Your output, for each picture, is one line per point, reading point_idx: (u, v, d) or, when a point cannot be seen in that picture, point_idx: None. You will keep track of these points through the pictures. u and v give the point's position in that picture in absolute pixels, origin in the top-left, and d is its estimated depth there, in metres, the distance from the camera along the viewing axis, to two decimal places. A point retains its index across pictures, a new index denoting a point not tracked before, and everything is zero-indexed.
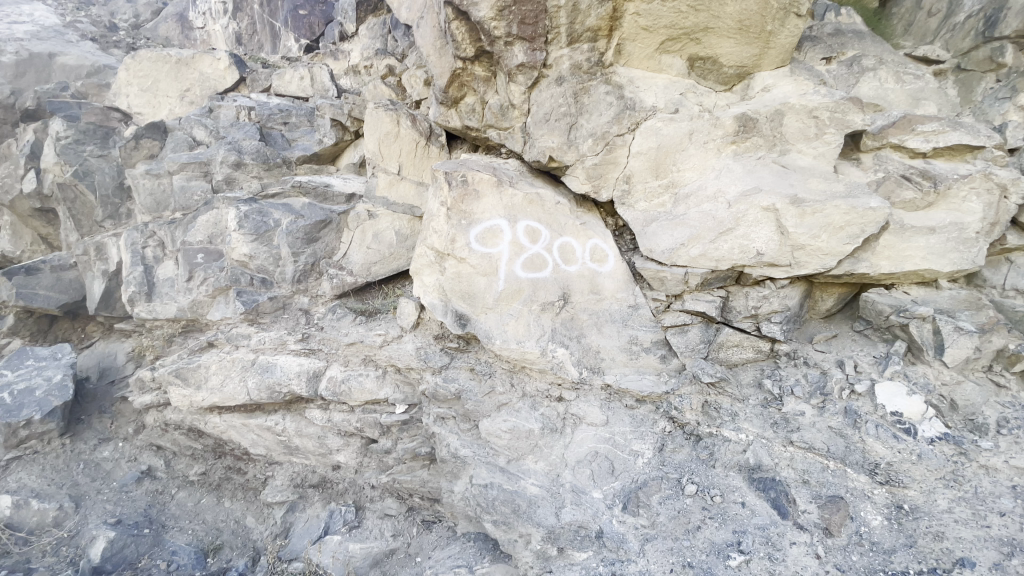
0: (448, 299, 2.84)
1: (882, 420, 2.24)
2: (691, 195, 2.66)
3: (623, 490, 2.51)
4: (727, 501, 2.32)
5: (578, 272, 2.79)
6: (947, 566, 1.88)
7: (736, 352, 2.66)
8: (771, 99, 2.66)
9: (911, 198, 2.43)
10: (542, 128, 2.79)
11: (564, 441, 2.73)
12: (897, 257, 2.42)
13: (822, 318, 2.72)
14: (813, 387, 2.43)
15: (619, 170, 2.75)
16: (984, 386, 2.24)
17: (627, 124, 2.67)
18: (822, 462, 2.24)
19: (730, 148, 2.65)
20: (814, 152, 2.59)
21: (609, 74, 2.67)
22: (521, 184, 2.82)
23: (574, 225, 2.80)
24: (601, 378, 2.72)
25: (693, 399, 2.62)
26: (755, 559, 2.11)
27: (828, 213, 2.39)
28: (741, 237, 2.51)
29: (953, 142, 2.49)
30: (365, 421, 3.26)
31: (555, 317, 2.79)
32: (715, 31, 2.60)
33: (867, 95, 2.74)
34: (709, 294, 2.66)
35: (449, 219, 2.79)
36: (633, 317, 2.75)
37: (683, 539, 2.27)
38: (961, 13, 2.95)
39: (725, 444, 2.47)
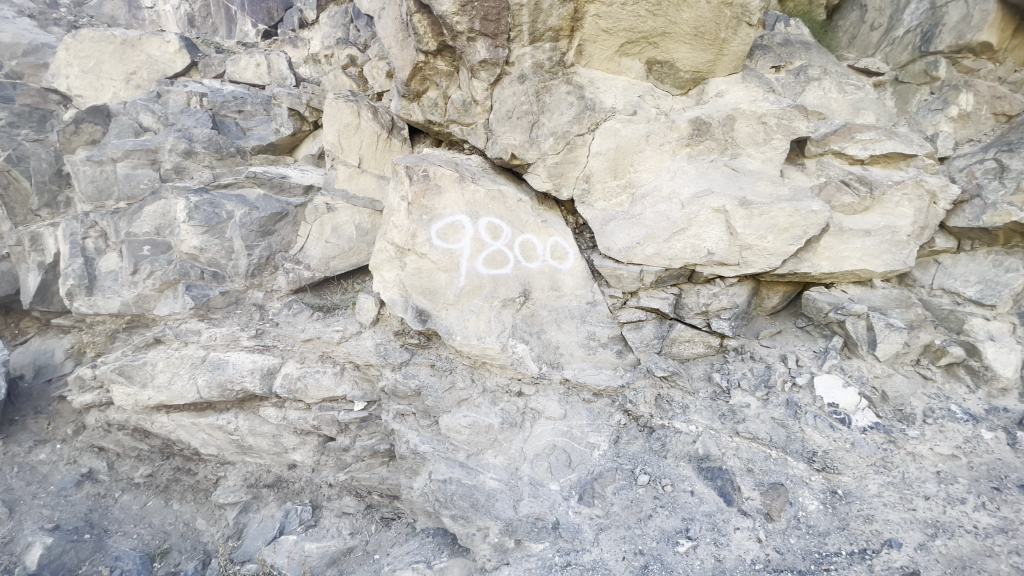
0: (409, 295, 2.81)
1: (820, 411, 2.38)
2: (648, 196, 2.74)
3: (579, 481, 2.59)
4: (678, 490, 2.41)
5: (538, 269, 2.83)
6: (876, 547, 1.98)
7: (688, 347, 2.77)
8: (723, 104, 2.77)
9: (850, 203, 2.57)
10: (504, 126, 2.81)
11: (523, 435, 2.78)
12: (836, 258, 2.58)
13: (768, 315, 2.88)
14: (758, 379, 2.56)
15: (578, 169, 2.80)
16: (913, 379, 2.40)
17: (587, 125, 2.72)
18: (765, 451, 2.36)
19: (684, 151, 2.75)
20: (762, 157, 2.71)
21: (570, 74, 2.71)
22: (483, 181, 2.82)
23: (535, 222, 2.83)
24: (560, 372, 2.77)
25: (647, 392, 2.71)
26: (701, 544, 2.19)
27: (773, 215, 2.51)
28: (693, 237, 2.61)
29: (889, 150, 2.65)
30: (322, 418, 3.21)
31: (516, 313, 2.81)
32: (672, 36, 2.67)
33: (812, 104, 2.89)
34: (663, 291, 2.76)
35: (410, 214, 2.76)
36: (591, 313, 2.81)
37: (635, 527, 2.34)
38: (900, 28, 3.14)
39: (676, 435, 2.57)
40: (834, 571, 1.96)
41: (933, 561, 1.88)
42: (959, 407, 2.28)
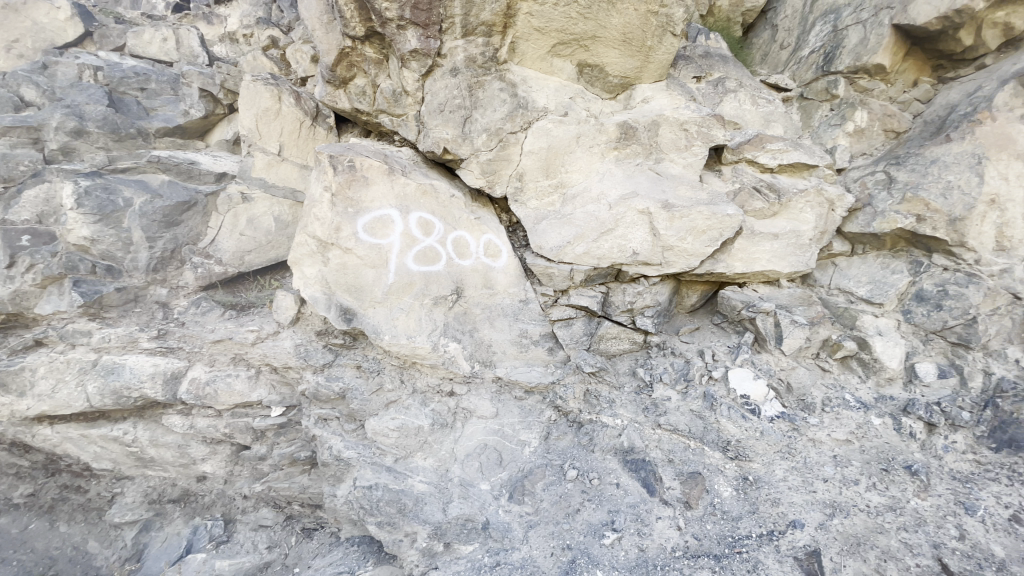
0: (332, 292, 2.65)
1: (733, 402, 2.53)
2: (578, 196, 2.78)
3: (510, 479, 2.58)
4: (604, 483, 2.47)
5: (471, 266, 2.76)
6: (782, 527, 2.13)
7: (614, 343, 2.87)
8: (648, 110, 2.88)
9: (760, 208, 2.77)
10: (436, 119, 2.73)
11: (454, 436, 2.72)
12: (748, 259, 2.76)
13: (687, 312, 3.04)
14: (678, 373, 2.70)
15: (511, 167, 2.78)
16: (813, 371, 2.62)
17: (520, 123, 2.71)
18: (684, 442, 2.48)
19: (613, 153, 2.83)
20: (684, 162, 2.84)
21: (503, 70, 2.68)
22: (413, 174, 2.71)
23: (469, 219, 2.76)
24: (492, 370, 2.76)
25: (576, 388, 2.77)
26: (626, 535, 2.25)
27: (692, 218, 2.65)
28: (620, 237, 2.68)
29: (794, 160, 2.87)
30: (235, 426, 2.97)
31: (448, 311, 2.74)
32: (602, 40, 2.72)
33: (729, 114, 3.07)
34: (592, 290, 2.82)
35: (333, 206, 2.60)
36: (524, 311, 2.81)
37: (563, 522, 2.37)
38: (806, 49, 3.48)
39: (604, 429, 2.63)
40: (746, 553, 2.08)
41: (831, 539, 2.05)
42: (852, 396, 2.50)
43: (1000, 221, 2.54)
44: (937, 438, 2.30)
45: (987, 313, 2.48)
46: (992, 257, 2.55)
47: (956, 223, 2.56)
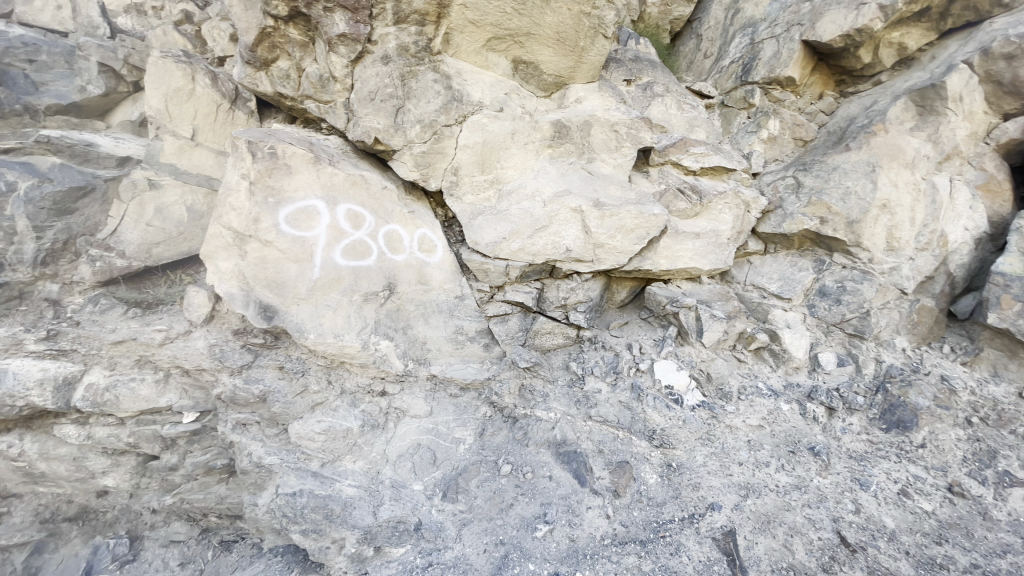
0: (251, 288, 2.48)
1: (658, 393, 2.65)
2: (513, 192, 2.79)
3: (443, 478, 2.55)
4: (537, 476, 2.48)
5: (404, 261, 2.68)
6: (702, 510, 2.23)
7: (549, 338, 2.91)
8: (581, 110, 2.93)
9: (683, 209, 2.91)
10: (366, 107, 2.62)
11: (385, 437, 2.64)
12: (673, 257, 2.89)
13: (617, 307, 3.15)
14: (608, 366, 2.80)
15: (446, 161, 2.73)
16: (730, 361, 2.79)
17: (455, 116, 2.66)
18: (613, 432, 2.55)
19: (547, 151, 2.86)
20: (614, 162, 2.93)
21: (437, 61, 2.62)
22: (342, 164, 2.58)
23: (402, 212, 2.67)
24: (426, 368, 2.71)
25: (512, 383, 2.78)
26: (558, 527, 2.26)
27: (621, 217, 2.73)
28: (554, 234, 2.72)
29: (714, 164, 3.05)
30: (140, 435, 2.72)
31: (379, 308, 2.64)
32: (537, 37, 2.73)
33: (656, 117, 3.20)
34: (526, 286, 2.85)
35: (252, 195, 2.43)
36: (459, 307, 2.77)
37: (496, 518, 2.35)
38: (727, 59, 3.72)
39: (538, 423, 2.66)
40: (669, 537, 2.15)
41: (745, 518, 2.17)
42: (764, 384, 2.68)
43: (890, 224, 2.81)
44: (837, 421, 2.52)
45: (877, 306, 2.78)
46: (883, 257, 2.82)
47: (854, 225, 2.83)
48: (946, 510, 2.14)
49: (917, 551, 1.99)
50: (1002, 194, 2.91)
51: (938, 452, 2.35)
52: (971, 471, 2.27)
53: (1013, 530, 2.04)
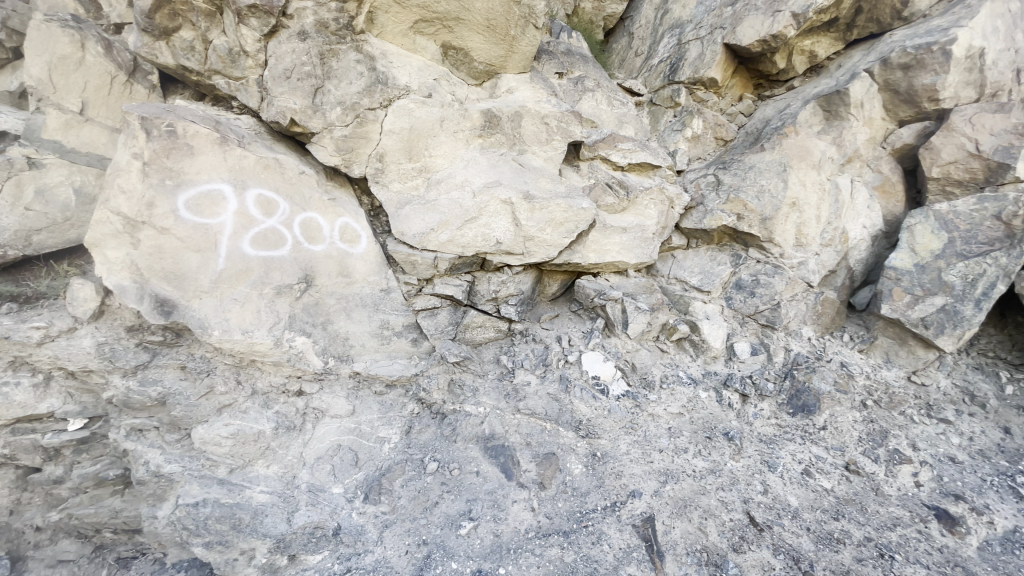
0: (145, 280, 2.23)
1: (586, 383, 2.69)
2: (442, 181, 2.69)
3: (366, 479, 2.43)
4: (464, 472, 2.41)
5: (324, 252, 2.53)
6: (623, 498, 2.25)
7: (480, 332, 2.86)
8: (512, 100, 2.89)
9: (612, 203, 2.95)
10: (281, 85, 2.40)
11: (302, 439, 2.48)
12: (601, 251, 2.93)
13: (548, 300, 3.16)
14: (538, 359, 2.81)
15: (370, 146, 2.57)
16: (654, 352, 2.87)
17: (379, 99, 2.51)
18: (541, 424, 2.55)
19: (477, 141, 2.79)
20: (545, 155, 2.92)
21: (360, 41, 2.47)
22: (253, 146, 2.38)
23: (321, 199, 2.51)
24: (349, 366, 2.57)
25: (440, 378, 2.70)
26: (482, 523, 2.21)
27: (551, 210, 2.72)
28: (484, 226, 2.66)
29: (641, 160, 3.12)
30: (18, 445, 2.42)
31: (294, 302, 2.47)
32: (466, 23, 2.65)
33: (587, 112, 3.22)
34: (457, 279, 2.77)
35: (146, 177, 2.18)
36: (385, 301, 2.65)
37: (419, 518, 2.27)
38: (656, 58, 3.81)
39: (466, 418, 2.60)
40: (592, 526, 2.15)
41: (664, 503, 2.21)
42: (685, 372, 2.79)
43: (800, 221, 3.00)
44: (750, 406, 2.64)
45: (786, 298, 2.95)
46: (793, 252, 3.01)
47: (767, 222, 2.98)
48: (843, 487, 2.29)
49: (817, 527, 2.11)
50: (896, 195, 3.14)
51: (837, 433, 2.52)
52: (865, 450, 2.45)
53: (901, 503, 2.22)
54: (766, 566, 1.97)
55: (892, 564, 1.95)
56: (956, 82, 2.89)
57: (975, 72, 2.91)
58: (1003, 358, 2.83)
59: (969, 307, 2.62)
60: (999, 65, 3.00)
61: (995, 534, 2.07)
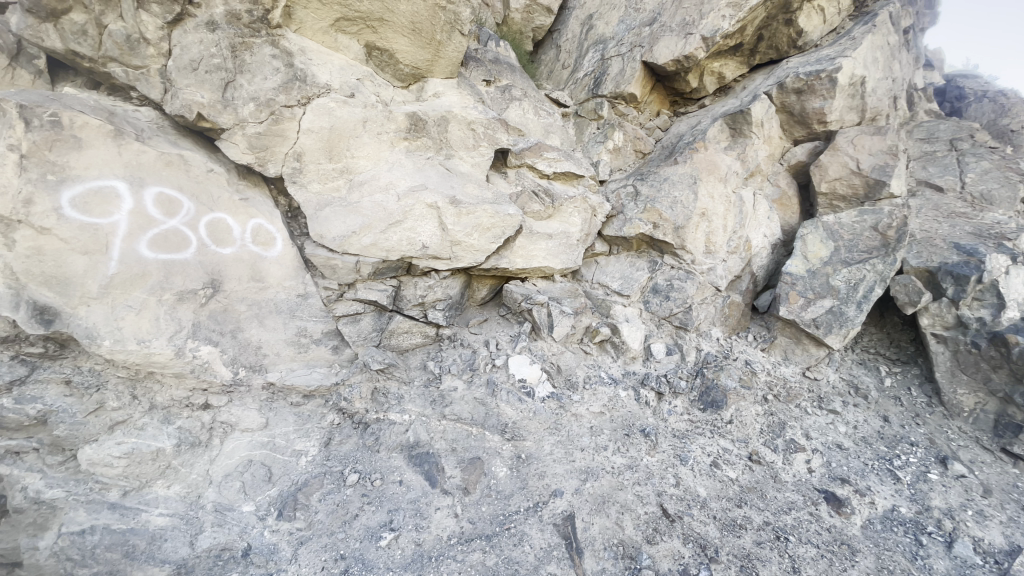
0: (20, 286, 1.98)
1: (512, 387, 2.73)
2: (365, 184, 2.62)
3: (280, 496, 2.28)
4: (386, 483, 2.34)
5: (234, 255, 2.38)
6: (546, 498, 2.29)
7: (406, 338, 2.85)
8: (439, 104, 2.88)
9: (538, 210, 3.03)
10: (186, 77, 2.19)
11: (208, 456, 2.31)
12: (527, 256, 3.00)
13: (478, 305, 3.20)
14: (465, 364, 2.83)
15: (287, 145, 2.44)
16: (577, 353, 2.98)
17: (296, 97, 2.40)
18: (466, 430, 2.54)
19: (402, 143, 2.74)
20: (472, 161, 2.94)
21: (276, 35, 2.34)
22: (154, 141, 2.20)
23: (231, 200, 2.37)
24: (261, 376, 2.44)
25: (363, 387, 2.63)
26: (403, 533, 2.14)
27: (478, 215, 2.75)
28: (408, 230, 2.62)
29: (566, 169, 3.22)
30: None
31: (199, 309, 2.30)
32: (390, 24, 2.62)
33: (513, 120, 3.27)
34: (381, 284, 2.71)
35: (23, 171, 1.95)
36: (302, 307, 2.54)
37: (338, 532, 2.16)
38: (581, 71, 3.95)
39: (390, 427, 2.54)
40: (514, 528, 2.16)
41: (584, 501, 2.27)
42: (606, 373, 2.91)
43: (708, 230, 3.22)
44: (664, 404, 2.79)
45: (697, 301, 3.15)
46: (703, 258, 3.22)
47: (679, 230, 3.17)
48: (746, 476, 2.47)
49: (723, 515, 2.25)
50: (791, 207, 3.47)
51: (742, 426, 2.72)
52: (766, 441, 2.66)
53: (796, 488, 2.42)
54: (677, 555, 2.07)
55: (786, 545, 2.13)
56: (841, 107, 3.26)
57: (857, 98, 3.31)
58: (883, 354, 3.18)
59: (852, 309, 2.90)
60: (876, 93, 3.40)
61: (876, 513, 2.31)
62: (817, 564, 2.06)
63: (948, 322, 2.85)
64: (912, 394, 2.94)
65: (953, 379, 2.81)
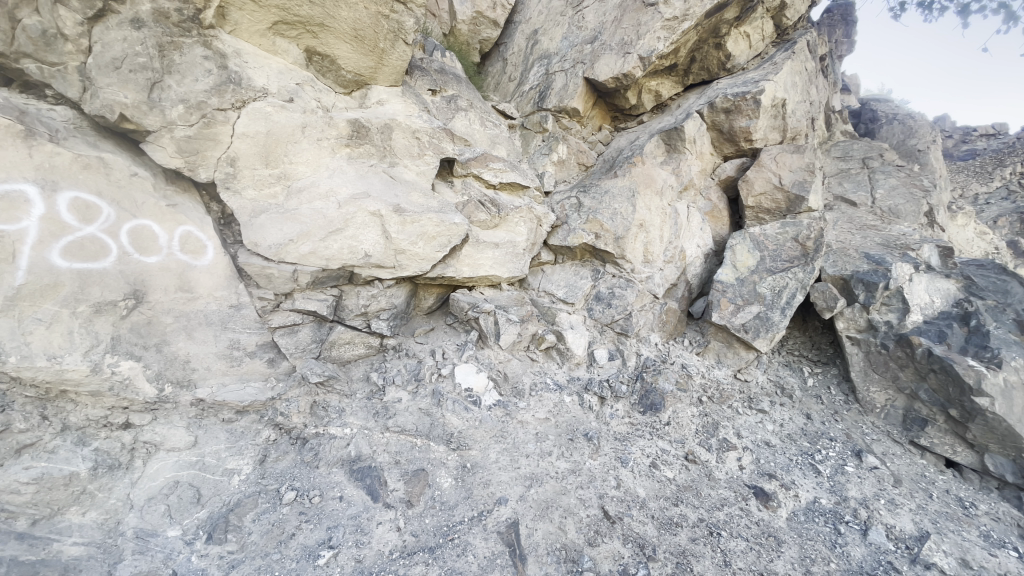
0: None
1: (458, 396, 2.73)
2: (304, 190, 2.55)
3: (210, 518, 2.14)
4: (326, 499, 2.26)
5: (159, 264, 2.25)
6: (490, 506, 2.29)
7: (348, 349, 2.79)
8: (382, 112, 2.86)
9: (484, 220, 3.06)
10: (107, 76, 2.06)
11: (130, 478, 2.15)
12: (474, 265, 3.02)
13: (424, 314, 3.19)
14: (410, 374, 2.80)
15: (220, 150, 2.34)
16: (524, 361, 3.02)
17: (230, 100, 2.31)
18: (411, 441, 2.51)
19: (344, 150, 2.70)
20: (417, 170, 2.94)
21: (208, 36, 2.24)
22: (71, 142, 2.05)
23: (157, 205, 2.24)
24: (190, 393, 2.32)
25: (301, 402, 2.55)
26: (343, 550, 2.06)
27: (423, 224, 2.74)
28: (350, 238, 2.57)
29: (512, 179, 3.28)
30: None
31: (119, 321, 2.15)
32: (331, 30, 2.58)
33: (459, 130, 3.30)
34: (322, 293, 2.65)
35: None
36: (234, 318, 2.44)
37: (273, 552, 2.03)
38: (527, 84, 4.04)
39: (330, 442, 2.47)
40: (458, 538, 2.14)
41: (527, 507, 2.30)
42: (551, 379, 2.97)
43: (646, 240, 3.37)
44: (607, 408, 2.88)
45: (637, 308, 3.28)
46: (641, 267, 3.36)
47: (619, 240, 3.30)
48: (683, 475, 2.58)
49: (660, 514, 2.34)
50: (722, 219, 3.70)
51: (679, 427, 2.84)
52: (701, 440, 2.78)
53: (728, 485, 2.55)
54: (617, 556, 2.13)
55: (718, 540, 2.24)
56: (764, 126, 3.52)
57: (779, 119, 3.57)
58: (806, 355, 3.43)
59: (777, 314, 3.11)
60: (796, 114, 3.69)
61: (800, 505, 2.47)
62: (746, 556, 2.17)
63: (860, 325, 3.11)
64: (831, 393, 3.18)
65: (867, 377, 3.07)
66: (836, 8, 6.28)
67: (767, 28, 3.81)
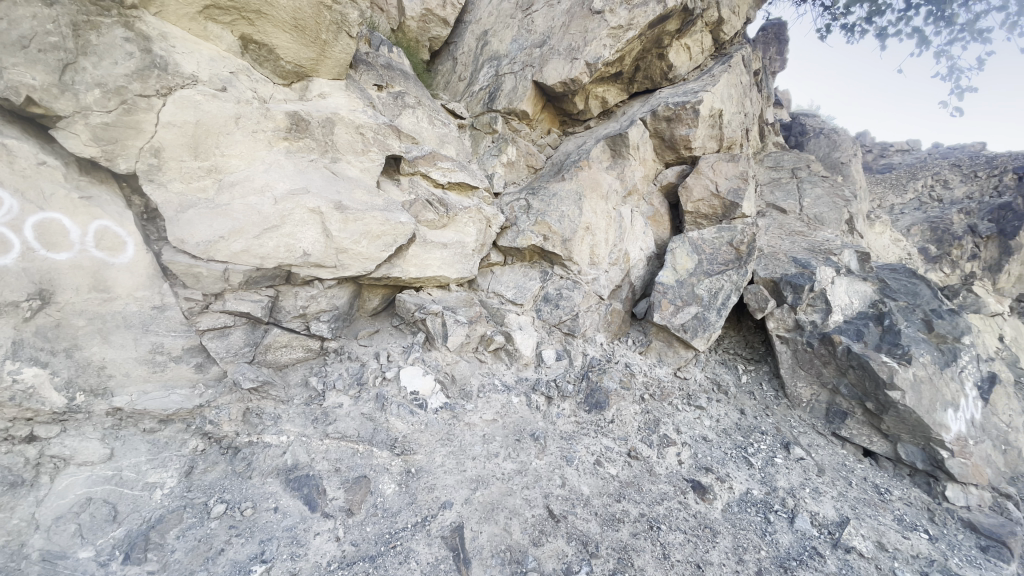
0: None
1: (404, 400, 2.68)
2: (237, 185, 2.42)
3: (128, 536, 1.97)
4: (259, 511, 2.14)
5: (71, 262, 2.05)
6: (434, 511, 2.25)
7: (285, 352, 2.68)
8: (324, 106, 2.76)
9: (432, 219, 3.02)
10: (12, 55, 1.83)
11: (34, 497, 1.95)
12: (421, 265, 2.97)
13: (369, 315, 3.12)
14: (352, 378, 2.71)
15: (142, 139, 2.17)
16: (472, 362, 3.01)
17: (154, 86, 2.15)
18: (352, 448, 2.42)
19: (282, 144, 2.58)
20: (361, 166, 2.86)
21: (129, 16, 2.09)
22: None
23: (68, 198, 2.03)
24: (106, 401, 2.13)
25: (233, 409, 2.41)
26: (276, 564, 1.96)
27: (366, 222, 2.66)
28: (287, 236, 2.46)
29: (461, 180, 3.27)
30: None
31: (22, 324, 1.95)
32: (269, 18, 2.46)
33: (407, 127, 3.24)
34: (256, 293, 2.53)
35: None
36: (157, 321, 2.27)
37: (199, 570, 1.90)
38: (477, 85, 4.02)
39: (264, 450, 2.35)
40: (400, 545, 2.09)
41: (472, 510, 2.28)
42: (499, 380, 2.97)
43: (592, 242, 3.44)
44: (553, 407, 2.92)
45: (583, 309, 3.34)
46: (588, 269, 3.43)
47: (567, 243, 3.35)
48: (626, 472, 2.64)
49: (603, 511, 2.38)
50: (664, 223, 3.84)
51: (622, 424, 2.91)
52: (644, 437, 2.86)
53: (668, 480, 2.64)
54: (561, 554, 2.15)
55: (659, 534, 2.31)
56: (703, 135, 3.68)
57: (716, 128, 3.75)
58: (740, 354, 3.61)
59: (713, 314, 3.26)
60: (731, 124, 3.88)
61: (734, 496, 2.60)
62: (684, 548, 2.25)
63: (788, 324, 3.31)
64: (763, 389, 3.36)
65: (795, 373, 3.26)
66: (770, 27, 6.68)
67: (706, 41, 3.98)
